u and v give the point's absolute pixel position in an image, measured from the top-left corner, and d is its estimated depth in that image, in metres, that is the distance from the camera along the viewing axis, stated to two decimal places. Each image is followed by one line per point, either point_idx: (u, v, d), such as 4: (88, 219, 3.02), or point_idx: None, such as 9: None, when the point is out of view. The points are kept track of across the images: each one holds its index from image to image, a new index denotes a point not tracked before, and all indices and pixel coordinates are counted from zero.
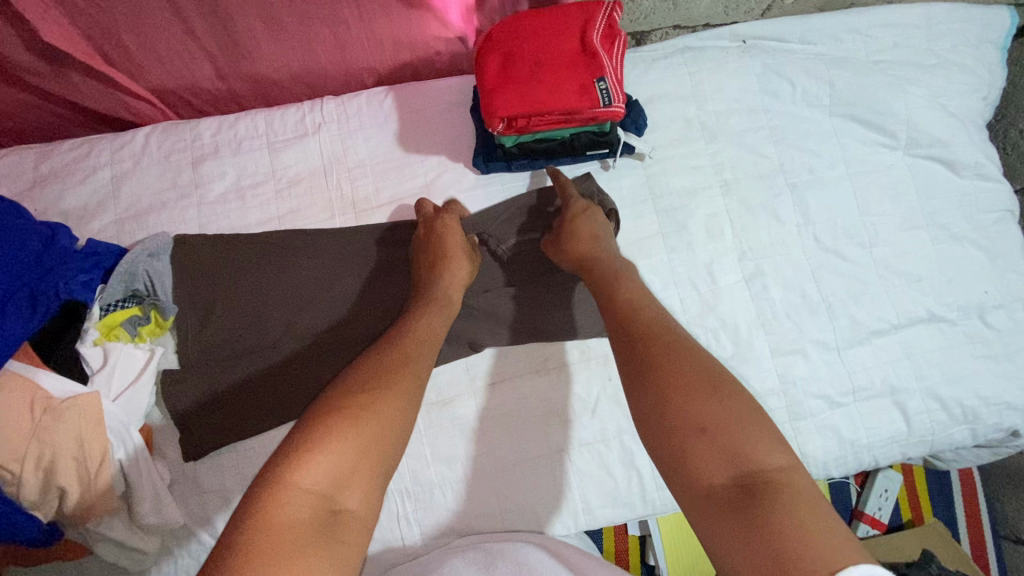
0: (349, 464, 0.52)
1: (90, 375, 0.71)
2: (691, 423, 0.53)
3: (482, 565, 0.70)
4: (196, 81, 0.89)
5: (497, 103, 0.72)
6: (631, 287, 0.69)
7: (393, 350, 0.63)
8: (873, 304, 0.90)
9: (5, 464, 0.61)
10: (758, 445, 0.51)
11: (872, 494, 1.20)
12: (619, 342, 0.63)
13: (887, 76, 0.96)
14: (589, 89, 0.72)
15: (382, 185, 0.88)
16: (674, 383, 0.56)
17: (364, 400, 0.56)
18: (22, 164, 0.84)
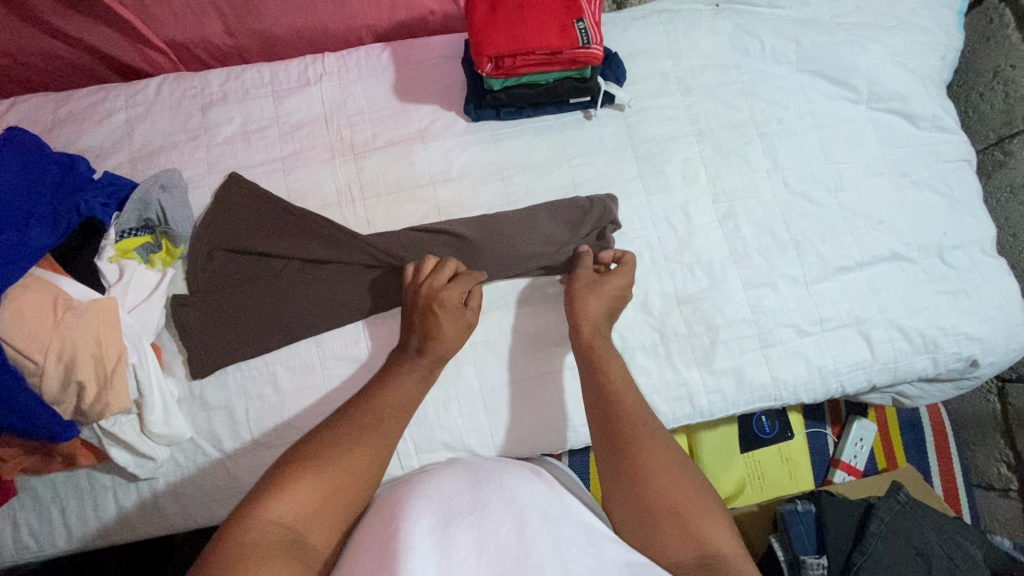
0: (321, 507, 0.59)
1: (107, 288, 0.77)
2: (665, 507, 0.63)
3: (473, 480, 0.66)
4: (206, 35, 0.96)
5: (485, 43, 0.79)
6: (618, 372, 0.75)
7: (370, 413, 0.68)
8: (839, 243, 0.97)
9: (30, 355, 0.66)
10: (711, 529, 0.61)
11: (847, 443, 1.27)
12: (597, 421, 0.72)
13: (850, 36, 1.03)
14: (569, 30, 0.79)
15: (379, 131, 0.94)
16: (646, 465, 0.66)
17: (350, 462, 0.62)
18: (42, 108, 0.90)
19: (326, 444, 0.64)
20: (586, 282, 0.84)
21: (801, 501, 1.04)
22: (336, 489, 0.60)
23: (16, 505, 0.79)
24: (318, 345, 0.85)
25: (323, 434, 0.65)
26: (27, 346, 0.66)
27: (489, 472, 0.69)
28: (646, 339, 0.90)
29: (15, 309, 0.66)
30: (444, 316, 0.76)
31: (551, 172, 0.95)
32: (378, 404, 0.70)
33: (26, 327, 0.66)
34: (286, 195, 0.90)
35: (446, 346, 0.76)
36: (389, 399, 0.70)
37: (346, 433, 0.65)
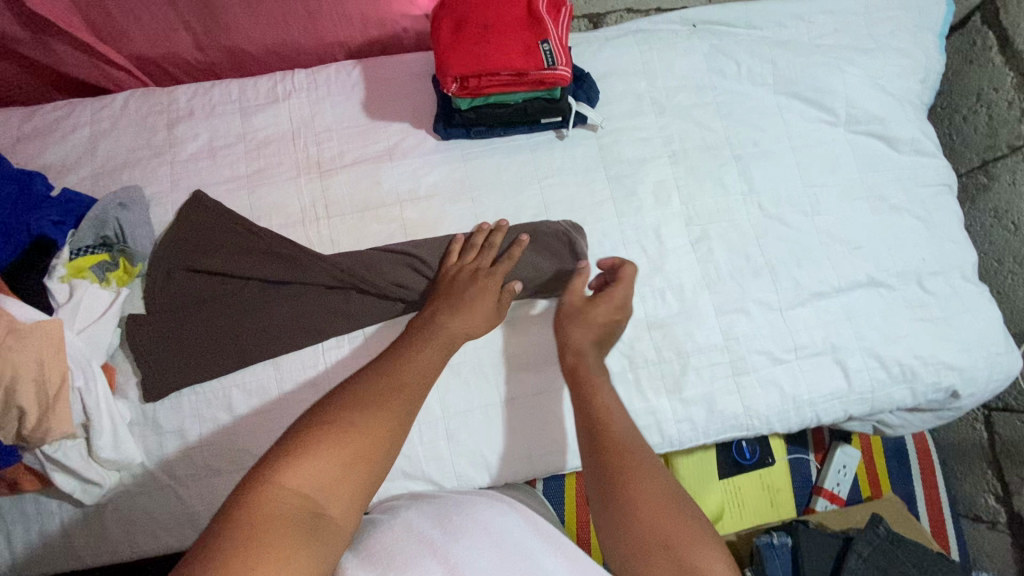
0: (346, 473, 0.55)
1: (54, 308, 0.75)
2: (648, 540, 0.58)
3: (438, 518, 0.65)
4: (176, 51, 0.95)
5: (448, 63, 0.78)
6: (606, 397, 0.70)
7: (393, 378, 0.65)
8: (814, 268, 0.95)
9: None
10: (705, 564, 0.55)
11: (830, 470, 1.24)
12: (583, 444, 0.66)
13: (828, 57, 1.02)
14: (534, 51, 0.78)
15: (347, 148, 0.93)
16: (635, 496, 0.60)
17: (374, 427, 0.59)
18: (6, 122, 0.89)
19: (353, 406, 0.60)
20: (572, 306, 0.81)
21: (777, 532, 1.01)
22: (362, 454, 0.57)
23: None
24: (276, 368, 0.83)
25: (348, 395, 0.61)
26: None
27: (456, 503, 0.69)
28: (614, 365, 0.88)
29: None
30: (481, 295, 0.80)
31: (521, 192, 0.93)
32: (403, 373, 0.66)
33: None
34: (250, 212, 0.89)
35: (460, 328, 0.76)
36: (410, 370, 0.67)
37: (372, 397, 0.62)
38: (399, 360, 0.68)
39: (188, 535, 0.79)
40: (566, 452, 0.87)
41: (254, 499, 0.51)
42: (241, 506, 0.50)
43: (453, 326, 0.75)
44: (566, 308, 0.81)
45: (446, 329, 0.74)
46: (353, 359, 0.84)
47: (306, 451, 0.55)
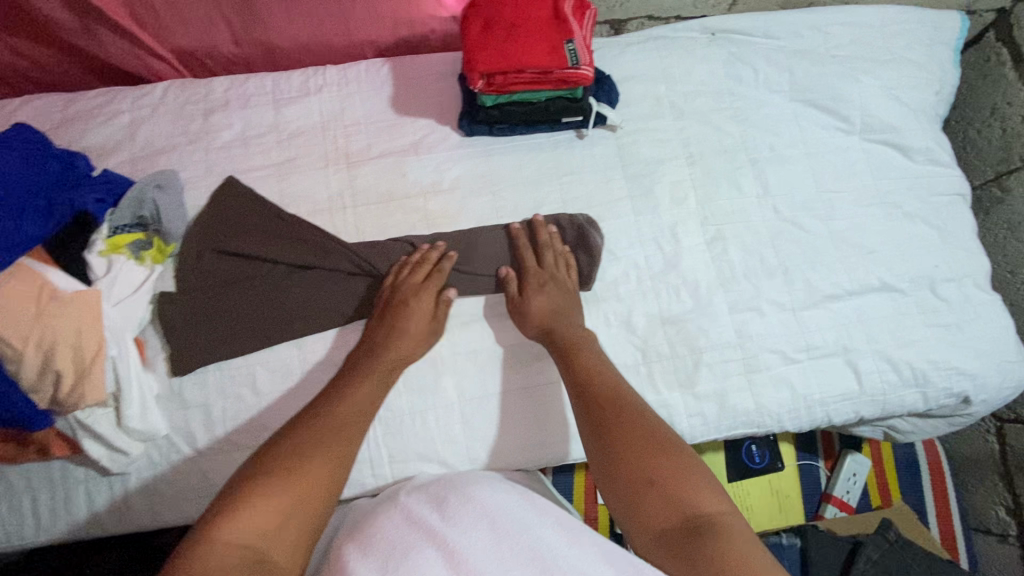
0: (285, 515, 0.61)
1: (93, 280, 0.78)
2: (639, 479, 0.65)
3: (431, 503, 0.66)
4: (214, 45, 0.99)
5: (476, 61, 0.81)
6: (588, 357, 0.80)
7: (327, 421, 0.70)
8: (827, 270, 0.96)
9: (10, 342, 0.66)
10: (693, 494, 0.63)
11: (840, 478, 1.24)
12: (576, 400, 0.76)
13: (843, 68, 1.05)
14: (559, 51, 0.80)
15: (374, 141, 0.96)
16: (622, 442, 0.68)
17: (305, 476, 0.64)
18: (51, 107, 0.93)
19: (288, 453, 0.65)
20: (541, 281, 0.87)
21: (787, 532, 1.01)
22: (296, 494, 0.62)
23: None
24: (299, 348, 0.85)
25: (286, 446, 0.67)
26: (7, 333, 0.66)
27: (451, 487, 0.68)
28: (628, 358, 0.89)
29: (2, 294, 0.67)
30: (419, 306, 0.83)
31: (541, 188, 0.96)
32: (330, 411, 0.72)
33: (6, 314, 0.66)
34: (279, 198, 0.92)
35: (400, 354, 0.81)
36: (343, 406, 0.73)
37: (303, 441, 0.67)
38: (334, 399, 0.74)
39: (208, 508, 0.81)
40: (578, 442, 0.88)
41: (200, 551, 0.56)
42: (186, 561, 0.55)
43: (386, 353, 0.80)
44: (532, 280, 0.87)
45: (386, 354, 0.80)
46: None
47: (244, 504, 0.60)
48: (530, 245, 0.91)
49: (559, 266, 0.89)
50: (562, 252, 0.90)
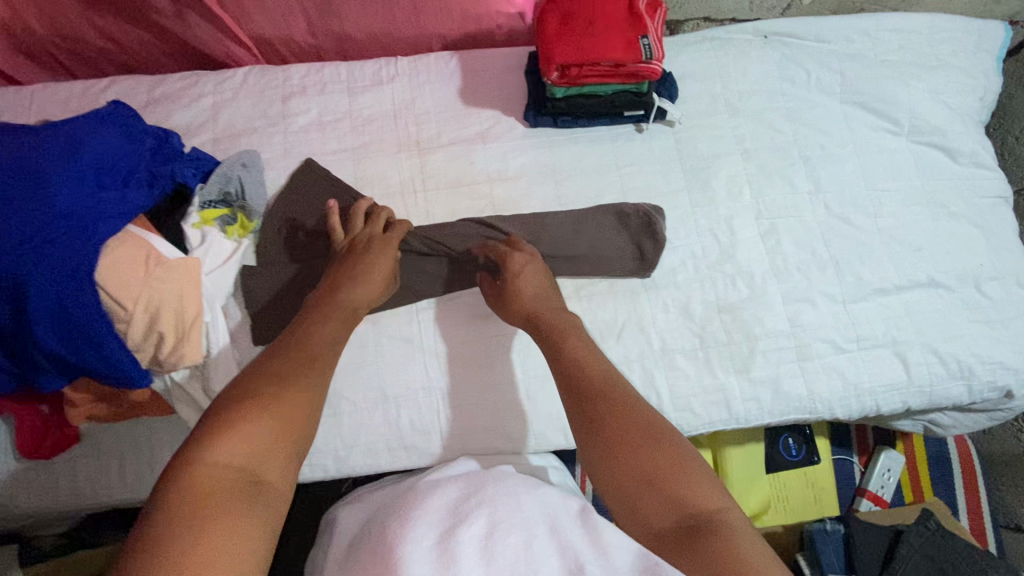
0: (268, 448, 0.56)
1: (189, 250, 0.83)
2: (640, 472, 0.59)
3: (466, 494, 0.70)
4: (291, 33, 1.03)
5: (554, 53, 0.85)
6: (579, 345, 0.74)
7: (294, 359, 0.65)
8: (876, 265, 1.00)
9: (122, 302, 0.71)
10: (698, 486, 0.57)
11: (874, 473, 1.27)
12: (566, 389, 0.69)
13: (892, 72, 1.09)
14: (634, 45, 0.85)
15: (443, 130, 1.00)
16: (625, 424, 0.62)
17: (272, 411, 0.58)
18: (137, 88, 0.98)
19: (261, 390, 0.59)
20: (521, 263, 0.86)
21: (829, 521, 1.05)
22: (278, 431, 0.57)
23: (76, 452, 0.84)
24: (374, 324, 0.90)
25: (251, 385, 0.60)
26: (120, 293, 0.71)
27: (484, 483, 0.72)
28: (686, 343, 0.93)
29: (116, 256, 0.72)
30: (377, 258, 0.83)
31: (602, 178, 1.00)
32: (297, 350, 0.66)
33: (119, 276, 0.71)
34: (354, 182, 0.96)
35: (360, 299, 0.79)
36: (313, 347, 0.67)
37: (272, 376, 0.61)
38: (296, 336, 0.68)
39: None
40: None
41: (187, 481, 0.51)
42: (172, 495, 0.49)
43: (343, 295, 0.77)
44: (511, 263, 0.86)
45: (340, 301, 0.76)
46: (443, 321, 0.91)
47: (225, 436, 0.54)
48: (508, 240, 0.90)
49: (532, 253, 0.88)
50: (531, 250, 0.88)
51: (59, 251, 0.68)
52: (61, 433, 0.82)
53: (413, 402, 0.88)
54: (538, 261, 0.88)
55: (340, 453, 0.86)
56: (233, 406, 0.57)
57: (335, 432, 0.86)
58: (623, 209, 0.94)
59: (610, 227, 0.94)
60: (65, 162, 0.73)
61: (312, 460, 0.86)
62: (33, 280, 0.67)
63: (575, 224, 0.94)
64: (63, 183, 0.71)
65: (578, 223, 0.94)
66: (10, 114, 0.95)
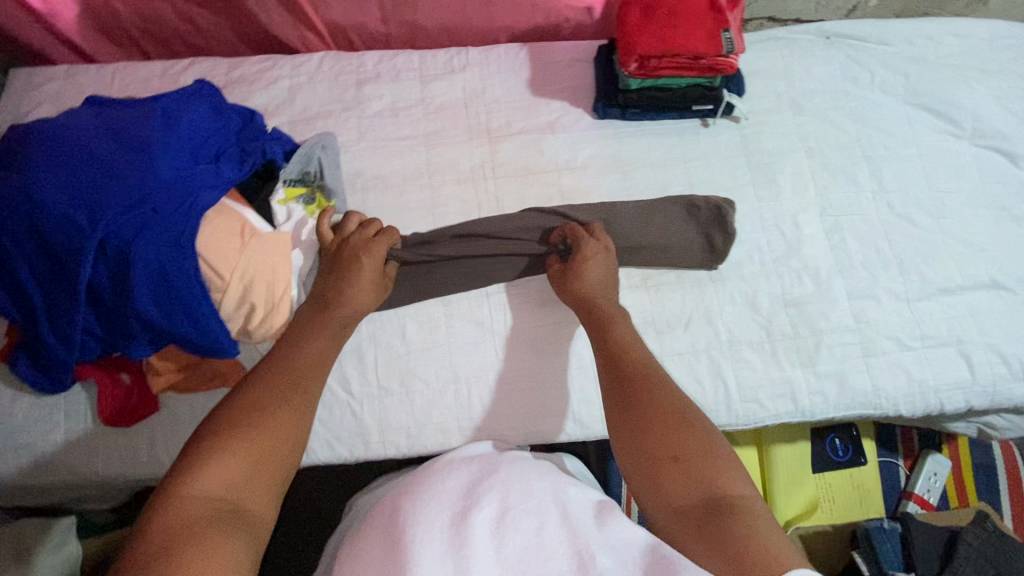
0: (253, 471, 0.57)
1: (277, 226, 0.85)
2: (665, 452, 0.60)
3: (476, 476, 0.65)
4: (364, 21, 1.05)
5: (636, 43, 0.87)
6: (624, 331, 0.75)
7: (286, 377, 0.66)
8: (939, 264, 1.00)
9: (219, 271, 0.72)
10: (718, 474, 0.58)
11: (921, 476, 1.26)
12: (606, 370, 0.71)
13: (954, 76, 1.10)
14: (716, 38, 0.86)
15: (513, 119, 1.01)
16: (651, 409, 0.64)
17: (264, 431, 0.60)
18: (216, 69, 1.00)
19: (242, 416, 0.61)
20: (592, 252, 0.86)
21: (886, 519, 1.05)
22: (265, 453, 0.58)
23: (153, 422, 0.85)
24: (446, 307, 0.91)
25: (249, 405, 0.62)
26: (217, 262, 0.72)
27: (492, 467, 0.66)
28: (752, 335, 0.93)
29: (213, 228, 0.74)
30: (366, 269, 0.80)
31: (669, 170, 1.00)
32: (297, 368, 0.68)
33: (219, 245, 0.73)
34: (426, 167, 0.98)
35: (354, 306, 0.78)
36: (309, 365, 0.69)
37: (259, 406, 0.62)
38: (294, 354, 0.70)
39: (358, 448, 0.87)
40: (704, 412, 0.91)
41: (175, 506, 0.52)
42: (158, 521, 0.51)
43: (344, 306, 0.77)
44: (584, 250, 0.86)
45: (342, 305, 0.77)
46: (513, 305, 0.92)
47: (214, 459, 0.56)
48: (584, 228, 0.90)
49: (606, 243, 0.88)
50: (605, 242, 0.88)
51: (162, 220, 0.71)
52: (141, 402, 0.83)
53: (483, 384, 0.89)
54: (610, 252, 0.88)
55: (411, 431, 0.87)
56: (224, 429, 0.59)
57: (407, 410, 0.88)
58: (693, 201, 0.96)
59: (679, 219, 0.95)
60: (165, 134, 0.75)
61: (384, 437, 0.87)
62: (137, 247, 0.69)
63: (646, 215, 0.95)
64: (164, 154, 0.74)
65: (648, 215, 0.95)
66: (91, 90, 0.97)
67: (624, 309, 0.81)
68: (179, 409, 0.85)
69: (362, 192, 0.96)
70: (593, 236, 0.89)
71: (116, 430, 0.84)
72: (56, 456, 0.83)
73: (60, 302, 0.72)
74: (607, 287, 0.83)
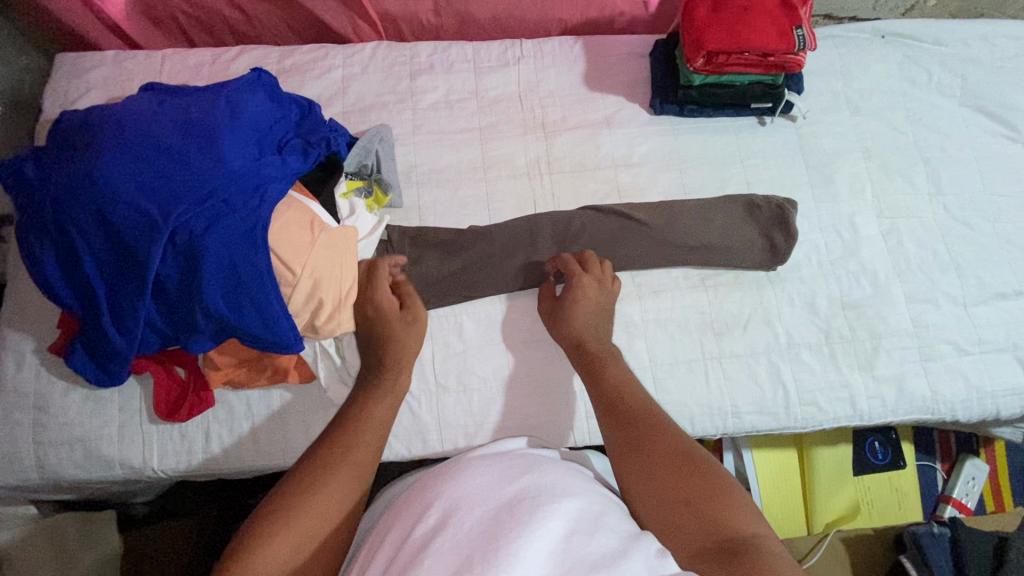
0: (306, 539, 0.56)
1: (339, 220, 0.84)
2: (675, 495, 0.60)
3: (506, 477, 0.61)
4: (416, 12, 1.03)
5: (705, 40, 0.91)
6: (616, 373, 0.75)
7: (339, 444, 0.64)
8: (998, 269, 0.98)
9: (290, 264, 0.72)
10: (730, 514, 0.58)
11: (959, 480, 1.26)
12: (603, 416, 0.70)
13: (1011, 78, 1.08)
14: (788, 35, 0.91)
15: (568, 113, 1.00)
16: (656, 453, 0.64)
17: (319, 497, 0.58)
18: (268, 58, 0.98)
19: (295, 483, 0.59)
20: (582, 290, 0.84)
21: (936, 523, 1.04)
22: (320, 528, 0.57)
23: (210, 415, 0.83)
24: (502, 303, 0.90)
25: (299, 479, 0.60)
26: (288, 256, 0.72)
27: (528, 467, 0.64)
28: (811, 338, 0.92)
29: (283, 222, 0.73)
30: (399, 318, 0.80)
31: (725, 169, 0.99)
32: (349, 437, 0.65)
33: (289, 239, 0.73)
34: (481, 161, 0.96)
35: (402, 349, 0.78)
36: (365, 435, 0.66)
37: (313, 472, 0.61)
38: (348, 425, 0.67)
39: (415, 446, 0.86)
40: (761, 414, 0.90)
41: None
42: None
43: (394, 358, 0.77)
44: (573, 289, 0.84)
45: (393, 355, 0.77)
46: None
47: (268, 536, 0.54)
48: (579, 257, 0.88)
49: (601, 279, 0.86)
50: (602, 269, 0.87)
51: (233, 212, 0.70)
52: (197, 396, 0.81)
53: (542, 383, 0.87)
54: (605, 287, 0.85)
55: (469, 430, 0.86)
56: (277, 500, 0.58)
57: (465, 408, 0.86)
58: (754, 199, 0.95)
59: (739, 217, 0.94)
60: (231, 124, 0.74)
61: (442, 435, 0.86)
62: (210, 239, 0.68)
63: (706, 214, 0.93)
64: (232, 145, 0.73)
65: (709, 214, 0.93)
66: (141, 77, 0.95)
67: (616, 349, 0.80)
68: (235, 404, 0.83)
69: (417, 186, 0.94)
70: (588, 265, 0.87)
71: (172, 423, 0.83)
72: (111, 448, 0.82)
73: (125, 294, 0.70)
74: (601, 326, 0.83)
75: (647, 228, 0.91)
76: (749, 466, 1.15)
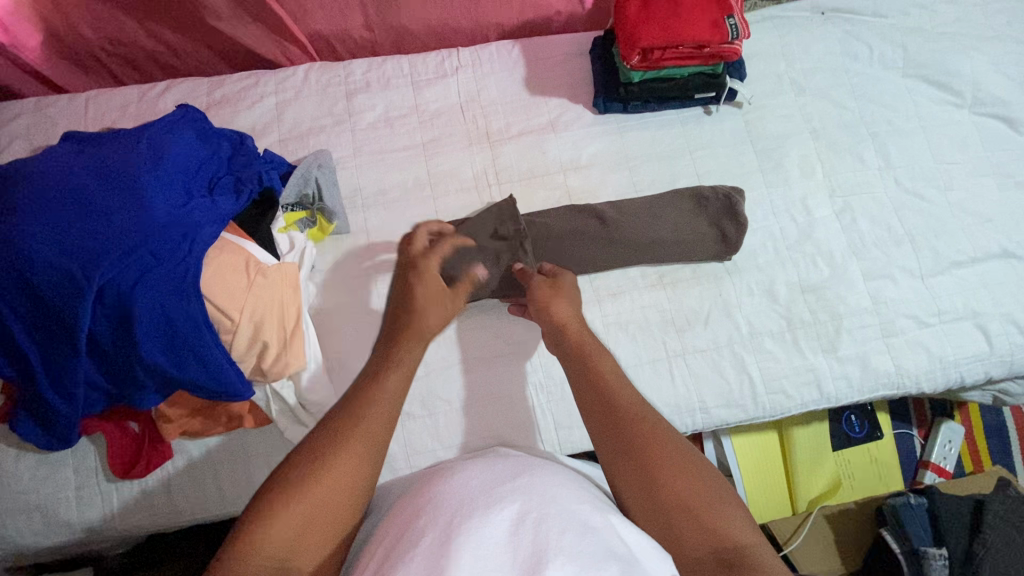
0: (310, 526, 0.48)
1: (281, 255, 0.83)
2: (672, 500, 0.53)
3: (501, 478, 0.56)
4: (347, 28, 1.00)
5: (638, 37, 0.90)
6: (612, 371, 0.63)
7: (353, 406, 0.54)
8: (951, 238, 0.98)
9: (228, 312, 0.71)
10: (727, 521, 0.52)
11: (936, 444, 1.27)
12: (596, 415, 0.60)
13: (952, 44, 1.08)
14: (720, 25, 0.90)
15: (512, 121, 0.98)
16: (652, 457, 0.55)
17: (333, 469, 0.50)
18: (197, 91, 0.95)
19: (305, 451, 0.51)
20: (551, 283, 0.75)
21: (913, 494, 1.07)
22: (337, 504, 0.49)
23: (169, 467, 0.81)
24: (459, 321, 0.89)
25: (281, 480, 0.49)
26: (225, 302, 0.71)
27: (527, 466, 0.60)
28: (773, 325, 0.92)
29: (216, 266, 0.72)
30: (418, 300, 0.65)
31: (675, 162, 0.98)
32: (360, 426, 0.52)
33: (225, 286, 0.72)
34: (427, 178, 0.94)
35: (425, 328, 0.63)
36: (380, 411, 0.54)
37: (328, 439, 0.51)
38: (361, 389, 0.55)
39: (385, 476, 0.84)
40: (728, 406, 0.90)
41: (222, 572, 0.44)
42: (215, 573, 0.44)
43: None
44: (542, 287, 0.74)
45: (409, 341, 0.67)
46: None
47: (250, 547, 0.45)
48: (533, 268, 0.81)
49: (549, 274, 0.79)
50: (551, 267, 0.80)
51: (165, 262, 0.68)
52: (154, 449, 0.79)
53: (509, 399, 0.86)
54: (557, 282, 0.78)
55: (437, 454, 0.85)
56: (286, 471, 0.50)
57: (431, 432, 0.85)
58: (703, 189, 0.94)
59: (688, 210, 0.93)
60: (155, 167, 0.71)
61: (411, 463, 0.85)
62: (141, 293, 0.66)
63: (654, 213, 0.92)
64: (157, 190, 0.70)
65: (658, 212, 0.92)
66: (66, 123, 0.92)
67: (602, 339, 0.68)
68: (194, 452, 0.81)
69: (363, 209, 0.92)
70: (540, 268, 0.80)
71: (130, 480, 0.81)
72: (69, 512, 0.80)
73: (59, 358, 0.68)
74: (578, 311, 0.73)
75: (605, 224, 0.91)
76: (730, 456, 1.14)
